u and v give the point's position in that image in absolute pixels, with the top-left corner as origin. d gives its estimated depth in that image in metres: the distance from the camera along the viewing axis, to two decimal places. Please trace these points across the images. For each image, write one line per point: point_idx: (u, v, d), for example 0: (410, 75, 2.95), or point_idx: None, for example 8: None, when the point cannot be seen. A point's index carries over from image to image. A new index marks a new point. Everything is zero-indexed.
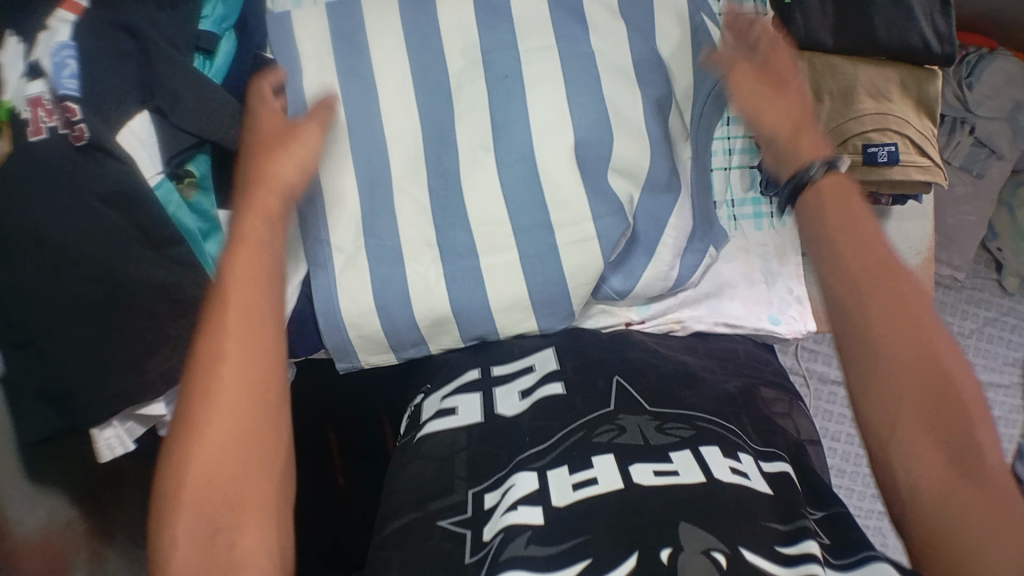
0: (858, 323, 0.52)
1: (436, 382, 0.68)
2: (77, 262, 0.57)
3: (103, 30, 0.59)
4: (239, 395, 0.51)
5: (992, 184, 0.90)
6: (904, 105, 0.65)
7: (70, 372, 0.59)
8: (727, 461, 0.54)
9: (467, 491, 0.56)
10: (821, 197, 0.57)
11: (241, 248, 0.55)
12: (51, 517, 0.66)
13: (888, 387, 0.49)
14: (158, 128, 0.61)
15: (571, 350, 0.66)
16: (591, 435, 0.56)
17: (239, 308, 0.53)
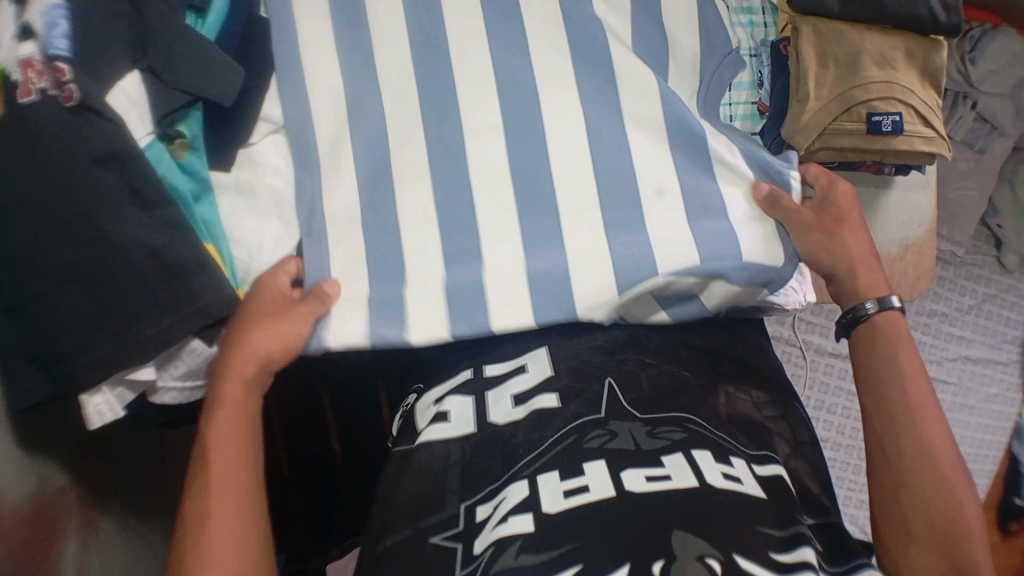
0: (899, 476, 0.57)
1: (430, 382, 0.68)
2: (68, 223, 0.56)
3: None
4: (237, 492, 0.54)
5: (993, 160, 0.89)
6: (911, 74, 0.63)
7: (61, 339, 0.58)
8: (719, 466, 0.53)
9: (459, 504, 0.55)
10: (877, 331, 0.64)
11: (232, 367, 0.58)
12: (43, 484, 0.65)
13: (907, 495, 0.56)
14: (149, 87, 0.59)
15: (565, 351, 0.65)
16: (582, 440, 0.55)
17: (231, 430, 0.57)
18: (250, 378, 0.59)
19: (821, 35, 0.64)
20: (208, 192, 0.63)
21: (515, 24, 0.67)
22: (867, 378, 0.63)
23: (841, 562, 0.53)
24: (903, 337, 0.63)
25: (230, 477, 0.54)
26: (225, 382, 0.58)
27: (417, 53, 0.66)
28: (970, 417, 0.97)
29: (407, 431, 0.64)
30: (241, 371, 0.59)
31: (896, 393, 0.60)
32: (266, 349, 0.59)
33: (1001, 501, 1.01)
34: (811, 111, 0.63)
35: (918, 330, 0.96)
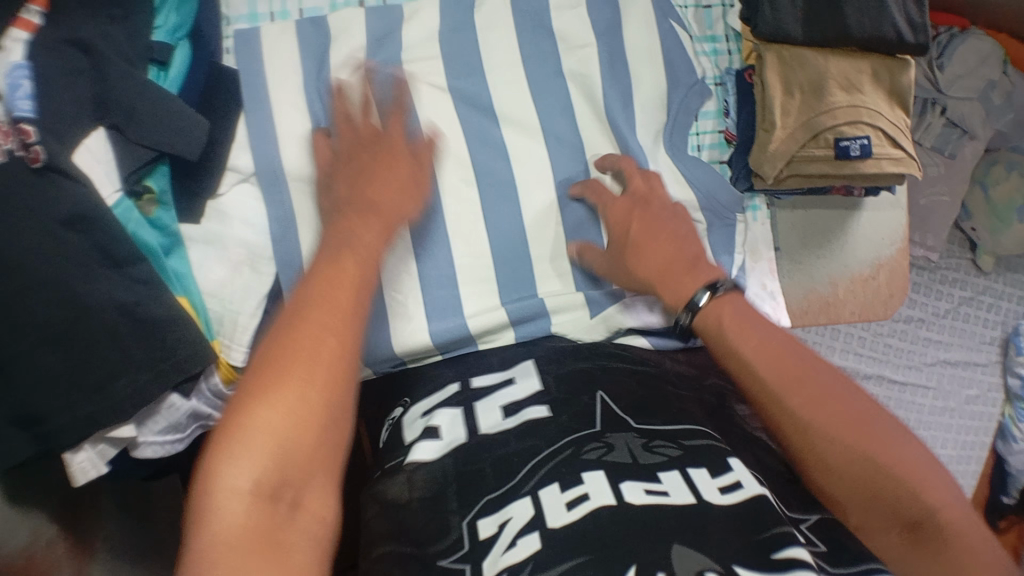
0: (821, 447, 0.50)
1: (417, 395, 0.61)
2: (41, 285, 0.55)
3: (56, 45, 0.57)
4: (311, 369, 0.46)
5: (964, 164, 0.90)
6: (877, 96, 0.64)
7: (38, 398, 0.56)
8: (716, 480, 0.49)
9: (461, 524, 0.49)
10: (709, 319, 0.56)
11: (335, 270, 0.51)
12: (35, 536, 0.65)
13: (824, 476, 0.50)
14: (115, 145, 0.59)
15: (553, 360, 0.60)
16: (579, 453, 0.51)
17: (295, 355, 0.46)
18: (349, 282, 0.51)
19: (786, 61, 0.65)
20: (179, 245, 0.63)
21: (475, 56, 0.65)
22: (722, 358, 0.55)
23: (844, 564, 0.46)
24: (736, 309, 0.56)
25: (304, 370, 0.46)
26: (342, 250, 0.52)
27: (373, 81, 0.63)
28: (950, 420, 0.97)
29: (395, 446, 0.58)
30: (346, 248, 0.53)
31: (750, 380, 0.53)
32: (338, 281, 0.50)
33: (988, 498, 1.04)
34: (777, 140, 0.65)
35: (892, 336, 0.95)
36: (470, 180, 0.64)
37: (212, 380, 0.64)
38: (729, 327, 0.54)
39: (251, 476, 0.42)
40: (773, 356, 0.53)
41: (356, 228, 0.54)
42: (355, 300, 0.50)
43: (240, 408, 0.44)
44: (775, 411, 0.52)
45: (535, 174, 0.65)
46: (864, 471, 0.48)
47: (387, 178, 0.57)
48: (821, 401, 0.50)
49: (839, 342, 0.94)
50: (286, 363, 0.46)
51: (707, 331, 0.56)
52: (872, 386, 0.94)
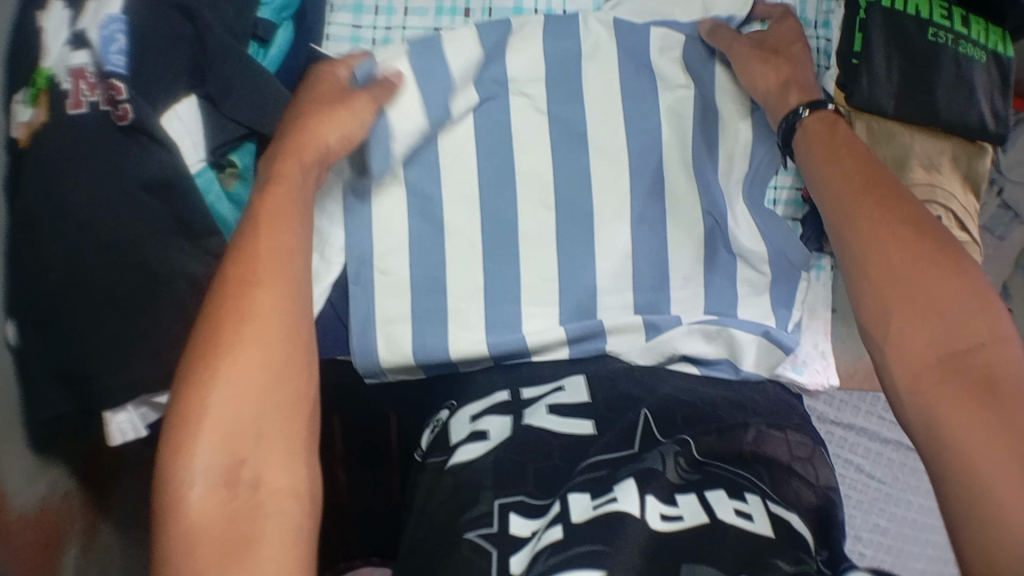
0: (899, 303, 0.49)
1: (464, 400, 0.61)
2: (116, 245, 0.56)
3: (161, 8, 0.58)
4: (261, 335, 0.45)
5: (1011, 247, 0.90)
6: (953, 179, 0.66)
7: (90, 356, 0.57)
8: (733, 503, 0.48)
9: (494, 501, 0.50)
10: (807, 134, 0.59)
11: (270, 194, 0.51)
12: (50, 490, 0.65)
13: (897, 311, 0.49)
14: (205, 115, 0.60)
15: (604, 380, 0.60)
16: (617, 471, 0.50)
17: (249, 325, 0.45)
18: (282, 221, 0.50)
19: (873, 133, 0.65)
20: None
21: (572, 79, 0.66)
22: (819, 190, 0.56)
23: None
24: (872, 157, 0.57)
25: (256, 340, 0.45)
26: (279, 192, 0.51)
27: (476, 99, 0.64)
28: None
29: (439, 447, 0.58)
30: (275, 224, 0.50)
31: (876, 271, 0.50)
32: (267, 249, 0.48)
33: None
34: None
35: None
36: (548, 205, 0.64)
37: None
38: (862, 214, 0.53)
39: (212, 467, 0.41)
40: (906, 248, 0.50)
41: (279, 165, 0.53)
42: (292, 261, 0.49)
43: (192, 389, 0.43)
44: (882, 293, 0.50)
45: (611, 205, 0.65)
46: (950, 341, 0.46)
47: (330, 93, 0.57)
48: (924, 289, 0.48)
49: (867, 403, 0.87)
50: (235, 336, 0.45)
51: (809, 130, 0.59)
52: (889, 452, 0.88)
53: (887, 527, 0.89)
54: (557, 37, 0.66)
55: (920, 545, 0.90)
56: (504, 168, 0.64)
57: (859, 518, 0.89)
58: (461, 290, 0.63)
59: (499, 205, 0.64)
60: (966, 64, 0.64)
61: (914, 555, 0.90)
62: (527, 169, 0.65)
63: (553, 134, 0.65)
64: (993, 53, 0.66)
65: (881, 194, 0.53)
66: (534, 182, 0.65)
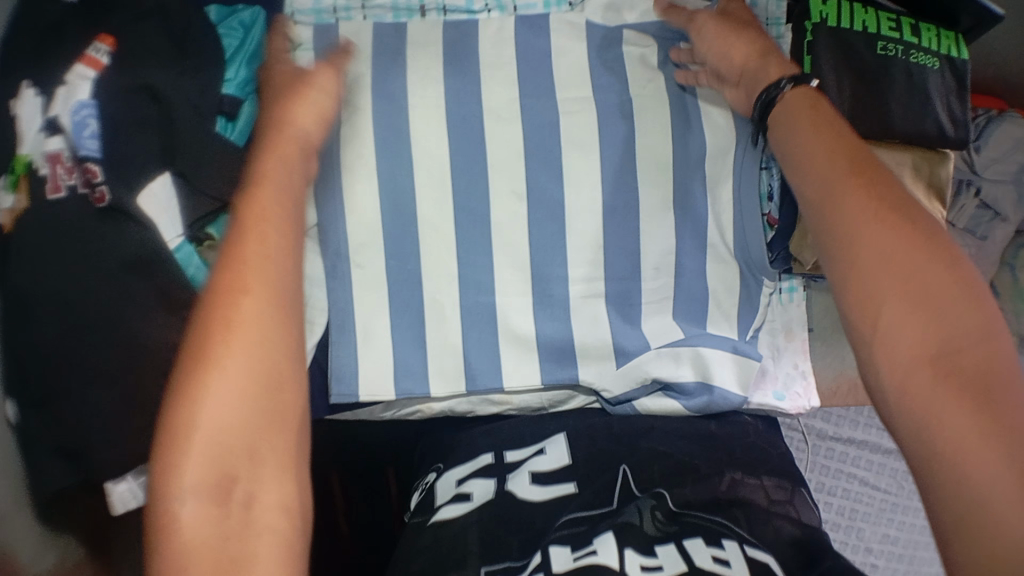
0: (887, 293, 0.45)
1: (450, 462, 0.65)
2: (98, 323, 0.58)
3: (125, 88, 0.60)
4: (254, 347, 0.43)
5: (995, 248, 0.89)
6: (917, 188, 0.67)
7: (86, 431, 0.58)
8: (710, 550, 0.51)
9: (478, 568, 0.52)
10: (784, 107, 0.56)
11: (254, 198, 0.49)
12: (60, 561, 0.66)
13: (883, 301, 0.45)
14: (179, 191, 0.60)
15: (582, 438, 0.64)
16: (593, 527, 0.54)
17: (242, 322, 0.43)
18: (261, 215, 0.48)
19: None
20: None
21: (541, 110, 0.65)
22: (796, 174, 0.53)
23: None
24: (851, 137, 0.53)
25: (250, 342, 0.43)
26: (261, 214, 0.48)
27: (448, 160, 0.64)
28: None
29: (424, 508, 0.61)
30: (260, 235, 0.47)
31: (862, 268, 0.46)
32: (252, 240, 0.46)
33: None
34: None
35: None
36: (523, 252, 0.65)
37: None
38: (847, 206, 0.48)
39: (203, 486, 0.40)
40: (891, 239, 0.46)
41: (261, 189, 0.49)
42: (281, 267, 0.47)
43: (180, 427, 0.40)
44: (867, 283, 0.46)
45: (585, 248, 0.65)
46: (942, 336, 0.43)
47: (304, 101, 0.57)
48: (914, 283, 0.45)
49: (862, 416, 0.88)
50: (220, 363, 0.42)
51: (783, 110, 0.56)
52: (892, 463, 0.88)
53: (898, 536, 0.87)
54: (526, 78, 0.65)
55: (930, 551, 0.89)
56: (477, 218, 0.65)
57: (867, 529, 0.87)
58: (437, 333, 0.65)
59: (473, 258, 0.65)
60: (917, 73, 0.66)
61: (926, 560, 0.88)
62: (501, 221, 0.65)
63: (532, 178, 0.65)
64: (947, 58, 0.67)
65: (869, 182, 0.49)
66: (507, 232, 0.65)
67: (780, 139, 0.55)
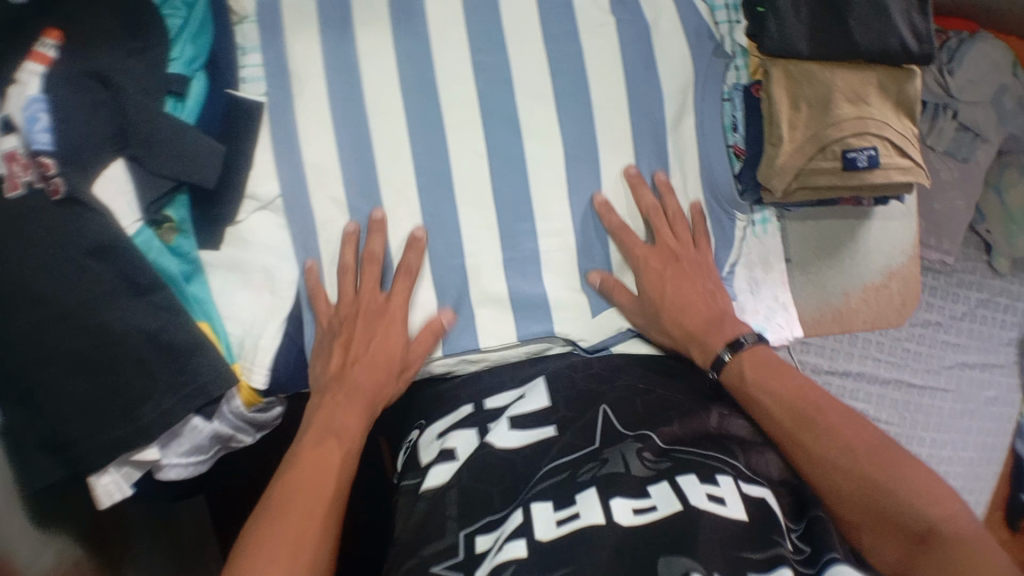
0: (840, 472, 0.55)
1: (432, 417, 0.66)
2: (63, 316, 0.55)
3: (73, 76, 0.56)
4: (309, 525, 0.54)
5: (977, 170, 0.88)
6: (884, 108, 0.64)
7: (68, 423, 0.57)
8: (705, 487, 0.53)
9: (458, 532, 0.54)
10: (732, 374, 0.61)
11: (319, 420, 0.60)
12: (59, 559, 0.64)
13: (827, 478, 0.55)
14: (135, 175, 0.59)
15: (563, 381, 0.64)
16: (576, 475, 0.55)
17: (298, 506, 0.55)
18: (327, 428, 0.60)
19: (793, 78, 0.65)
20: (199, 272, 0.62)
21: (499, 66, 0.64)
22: (755, 407, 0.60)
23: (815, 563, 0.51)
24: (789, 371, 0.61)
25: (297, 529, 0.53)
26: (318, 453, 0.58)
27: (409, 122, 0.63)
28: (969, 423, 0.92)
29: (413, 467, 0.63)
30: (322, 453, 0.58)
31: (835, 498, 0.55)
32: (325, 453, 0.58)
33: (1008, 501, 1.02)
34: (784, 154, 0.64)
35: (911, 339, 0.91)
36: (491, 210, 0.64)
37: (233, 404, 0.63)
38: (818, 424, 0.57)
39: None
40: (841, 443, 0.56)
41: (326, 408, 0.61)
42: (337, 479, 0.57)
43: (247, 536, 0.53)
44: (817, 469, 0.56)
45: (553, 202, 0.65)
46: (880, 496, 0.53)
47: (376, 330, 0.62)
48: (881, 494, 0.53)
49: (858, 346, 0.89)
50: (265, 530, 0.53)
51: (730, 384, 0.62)
52: (892, 393, 0.90)
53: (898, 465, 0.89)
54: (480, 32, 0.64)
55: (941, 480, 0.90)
56: (442, 179, 0.64)
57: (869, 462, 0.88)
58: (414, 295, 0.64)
59: (445, 220, 0.64)
60: None
61: None
62: (465, 178, 0.64)
63: (492, 134, 0.64)
64: None
65: (818, 405, 0.58)
66: (474, 188, 0.64)
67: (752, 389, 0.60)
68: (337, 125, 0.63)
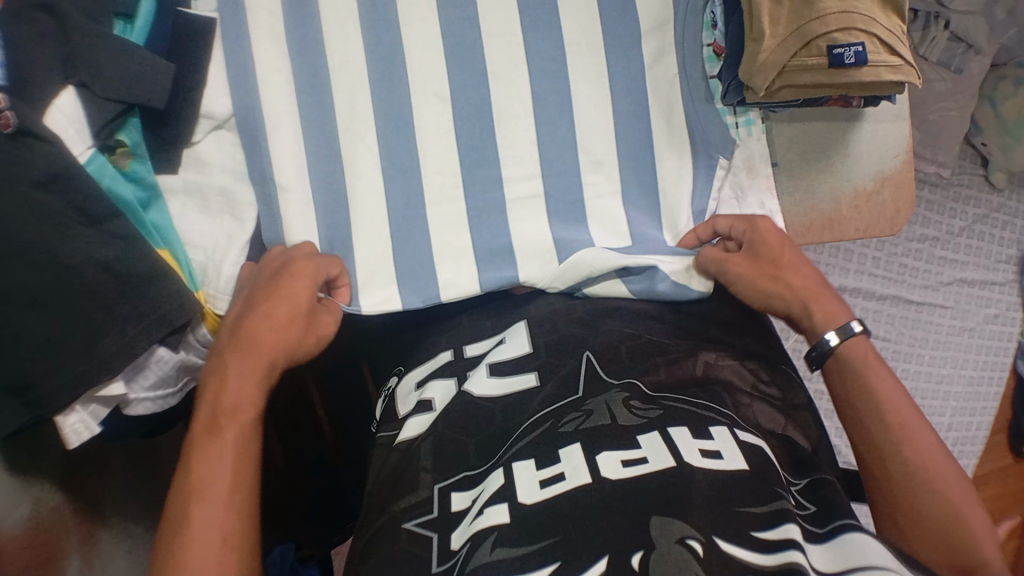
0: (918, 475, 0.52)
1: (410, 362, 0.66)
2: (19, 251, 0.52)
3: (24, 12, 0.53)
4: (225, 506, 0.49)
5: (970, 80, 0.84)
6: (870, 2, 0.59)
7: (27, 362, 0.54)
8: (698, 443, 0.50)
9: (432, 486, 0.53)
10: (847, 361, 0.58)
11: (233, 361, 0.54)
12: (37, 507, 0.61)
13: (907, 481, 0.53)
14: (86, 102, 0.55)
15: (545, 325, 0.63)
16: (558, 424, 0.53)
17: (216, 483, 0.49)
18: (253, 358, 0.54)
19: None
20: (157, 198, 0.60)
21: None
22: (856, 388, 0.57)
23: (824, 522, 0.48)
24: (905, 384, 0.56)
25: (209, 509, 0.48)
26: (230, 407, 0.53)
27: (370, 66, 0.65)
28: (970, 340, 0.94)
29: (390, 418, 0.62)
30: (225, 384, 0.54)
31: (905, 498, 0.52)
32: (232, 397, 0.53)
33: (1010, 424, 1.00)
34: (767, 50, 0.60)
35: (908, 256, 0.93)
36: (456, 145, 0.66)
37: (199, 332, 0.61)
38: (913, 426, 0.54)
39: None
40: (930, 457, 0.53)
41: (250, 340, 0.55)
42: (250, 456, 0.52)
43: (172, 533, 0.47)
44: (898, 466, 0.53)
45: (517, 119, 0.67)
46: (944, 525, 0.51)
47: (283, 298, 0.56)
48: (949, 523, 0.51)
49: (852, 264, 0.92)
50: (188, 515, 0.48)
51: (850, 358, 0.58)
52: (889, 310, 0.92)
53: None
54: None
55: (942, 399, 0.93)
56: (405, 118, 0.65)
57: None
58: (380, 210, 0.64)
59: (403, 160, 0.66)
60: None
61: None
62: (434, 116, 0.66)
63: (452, 77, 0.66)
64: None
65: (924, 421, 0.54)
66: (435, 124, 0.66)
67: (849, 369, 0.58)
68: (293, 55, 0.63)
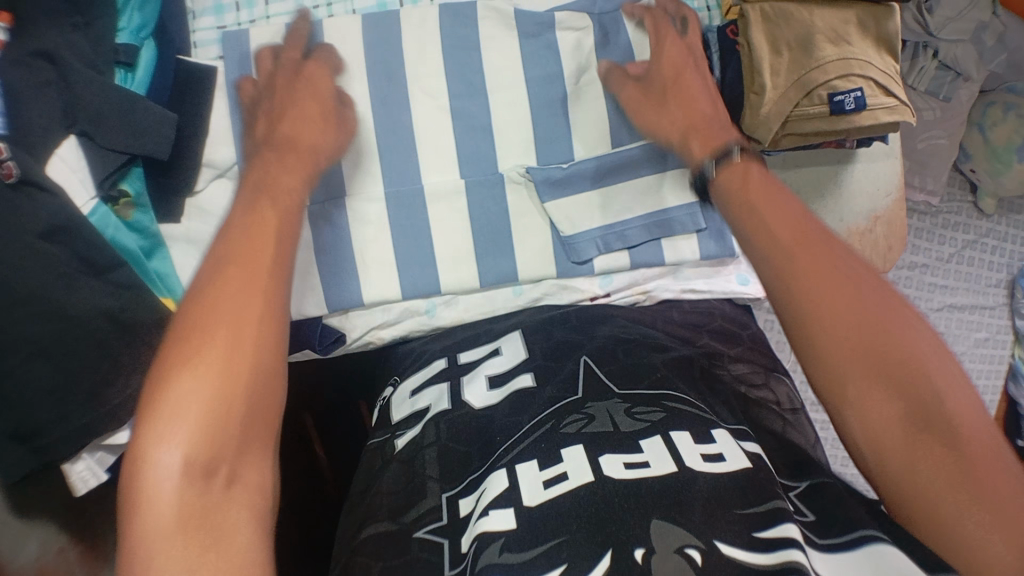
0: (827, 343, 0.41)
1: (406, 372, 0.65)
2: (25, 301, 0.52)
3: (22, 59, 0.53)
4: (216, 349, 0.40)
5: (958, 106, 0.86)
6: (866, 46, 0.59)
7: (35, 412, 0.54)
8: (699, 448, 0.48)
9: (440, 494, 0.52)
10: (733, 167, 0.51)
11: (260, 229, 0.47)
12: (44, 547, 0.62)
13: (826, 341, 0.41)
14: (88, 152, 0.56)
15: (539, 333, 0.63)
16: (559, 426, 0.52)
17: (231, 284, 0.43)
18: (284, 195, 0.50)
19: (770, 18, 0.61)
20: (159, 247, 0.61)
21: (468, 33, 0.63)
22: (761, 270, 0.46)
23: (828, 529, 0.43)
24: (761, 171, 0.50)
25: (206, 360, 0.40)
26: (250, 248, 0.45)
27: (372, 100, 0.62)
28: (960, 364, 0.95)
29: (385, 425, 0.62)
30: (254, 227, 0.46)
31: (823, 332, 0.42)
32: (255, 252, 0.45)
33: None
34: (769, 103, 0.61)
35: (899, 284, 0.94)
36: (459, 189, 0.63)
37: None
38: (806, 300, 0.43)
39: (186, 471, 0.37)
40: (852, 332, 0.41)
41: (257, 211, 0.48)
42: (269, 256, 0.46)
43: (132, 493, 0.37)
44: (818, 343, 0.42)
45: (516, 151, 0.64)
46: (869, 340, 0.41)
47: (305, 105, 0.56)
48: (881, 342, 0.40)
49: None
50: (173, 364, 0.40)
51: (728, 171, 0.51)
52: None
53: None
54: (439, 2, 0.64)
55: None
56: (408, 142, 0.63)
57: None
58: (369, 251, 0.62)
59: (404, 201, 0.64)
60: None
61: None
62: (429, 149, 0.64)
63: (455, 109, 0.63)
64: None
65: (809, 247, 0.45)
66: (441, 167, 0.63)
67: (796, 276, 0.44)
68: None
